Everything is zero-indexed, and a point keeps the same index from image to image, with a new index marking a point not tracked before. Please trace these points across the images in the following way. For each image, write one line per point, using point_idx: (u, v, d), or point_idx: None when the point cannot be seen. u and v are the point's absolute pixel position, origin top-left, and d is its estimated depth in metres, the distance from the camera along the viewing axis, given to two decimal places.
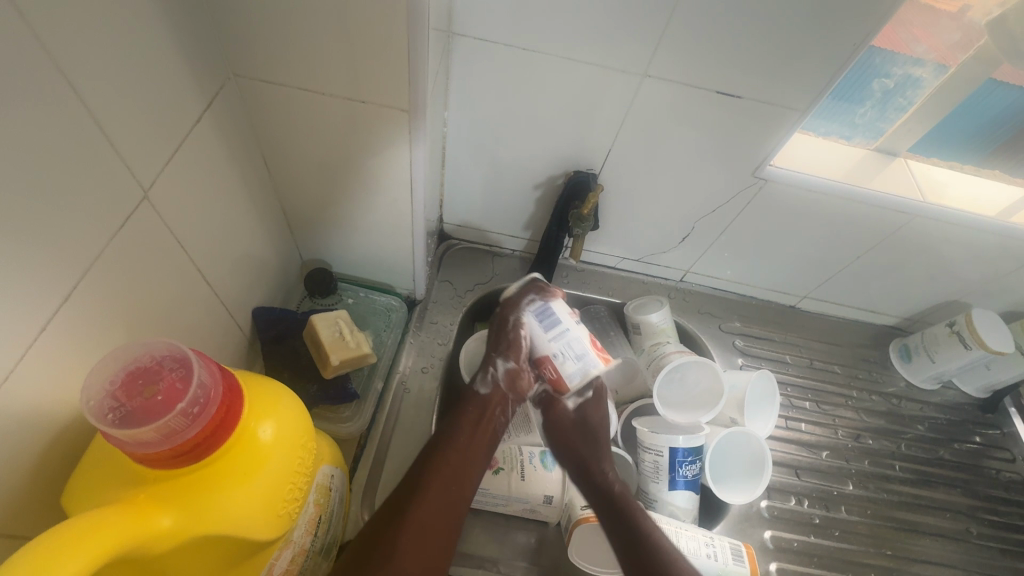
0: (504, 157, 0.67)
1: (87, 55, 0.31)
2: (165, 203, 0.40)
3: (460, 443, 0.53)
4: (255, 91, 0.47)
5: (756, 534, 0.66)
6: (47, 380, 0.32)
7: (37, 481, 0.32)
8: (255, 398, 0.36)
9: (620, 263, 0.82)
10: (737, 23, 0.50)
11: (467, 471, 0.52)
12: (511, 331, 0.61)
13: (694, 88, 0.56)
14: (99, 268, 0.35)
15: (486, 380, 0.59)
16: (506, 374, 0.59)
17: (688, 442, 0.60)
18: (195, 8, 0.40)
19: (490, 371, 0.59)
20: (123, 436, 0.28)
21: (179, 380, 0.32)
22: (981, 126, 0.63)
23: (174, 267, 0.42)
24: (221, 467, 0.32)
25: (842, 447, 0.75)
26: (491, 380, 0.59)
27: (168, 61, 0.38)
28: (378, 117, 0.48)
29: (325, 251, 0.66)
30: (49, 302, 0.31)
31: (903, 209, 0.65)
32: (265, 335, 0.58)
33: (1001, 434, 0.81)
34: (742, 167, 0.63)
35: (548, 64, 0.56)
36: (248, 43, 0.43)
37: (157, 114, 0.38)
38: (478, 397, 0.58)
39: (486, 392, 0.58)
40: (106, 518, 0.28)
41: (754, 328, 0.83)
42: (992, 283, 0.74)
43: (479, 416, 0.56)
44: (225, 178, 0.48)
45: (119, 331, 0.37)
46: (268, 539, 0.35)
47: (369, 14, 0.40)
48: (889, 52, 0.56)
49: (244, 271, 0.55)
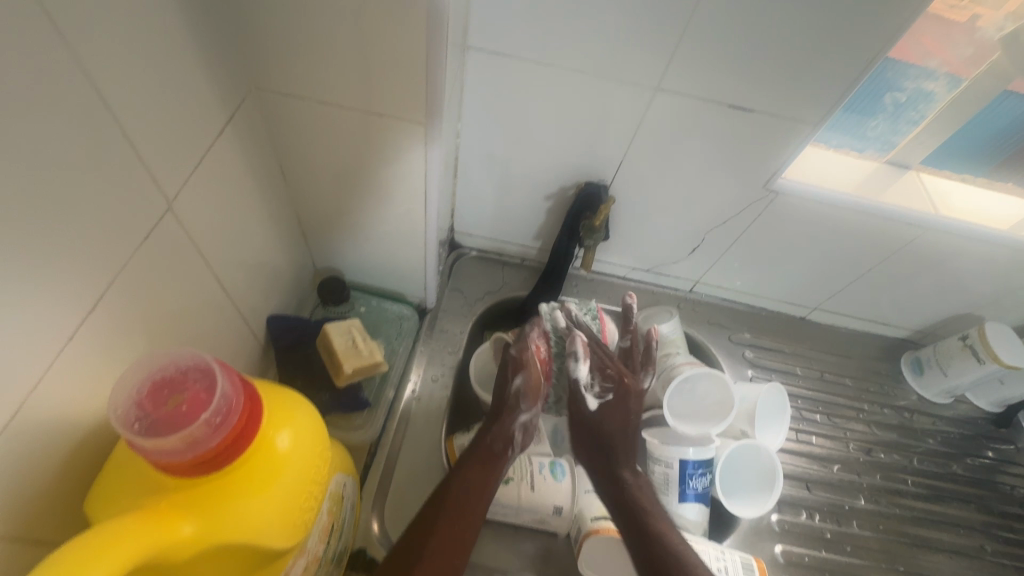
0: (516, 167, 0.68)
1: (115, 65, 0.32)
2: (187, 214, 0.41)
3: (462, 496, 0.52)
4: (274, 104, 0.48)
5: (766, 549, 0.65)
6: (74, 387, 0.33)
7: (62, 489, 0.33)
8: (273, 408, 0.36)
9: (629, 273, 0.82)
10: (749, 37, 0.51)
11: (473, 524, 0.51)
12: (528, 360, 0.62)
13: (706, 101, 0.56)
14: (124, 277, 0.35)
15: (524, 422, 0.60)
16: (528, 422, 0.61)
17: (698, 454, 0.60)
18: (219, 23, 0.41)
19: (519, 422, 0.60)
20: (149, 444, 0.29)
21: (202, 390, 0.32)
22: (994, 140, 0.63)
23: (195, 276, 0.43)
24: (242, 476, 0.33)
25: (854, 461, 0.75)
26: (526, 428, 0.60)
27: (194, 76, 0.39)
28: (394, 129, 0.49)
29: (338, 260, 0.67)
30: (77, 312, 0.32)
31: (916, 222, 0.65)
32: (278, 343, 0.59)
33: (1015, 449, 0.80)
34: (754, 179, 0.63)
35: (561, 76, 0.57)
36: (267, 57, 0.44)
37: (182, 128, 0.39)
38: (488, 446, 0.57)
39: (499, 447, 0.58)
40: (129, 527, 0.28)
41: (764, 340, 0.83)
42: (1006, 296, 0.74)
43: (486, 459, 0.56)
44: (244, 188, 0.48)
45: (141, 340, 0.38)
46: (284, 548, 0.35)
47: (388, 28, 0.41)
48: (901, 65, 0.57)
49: (260, 280, 0.55)
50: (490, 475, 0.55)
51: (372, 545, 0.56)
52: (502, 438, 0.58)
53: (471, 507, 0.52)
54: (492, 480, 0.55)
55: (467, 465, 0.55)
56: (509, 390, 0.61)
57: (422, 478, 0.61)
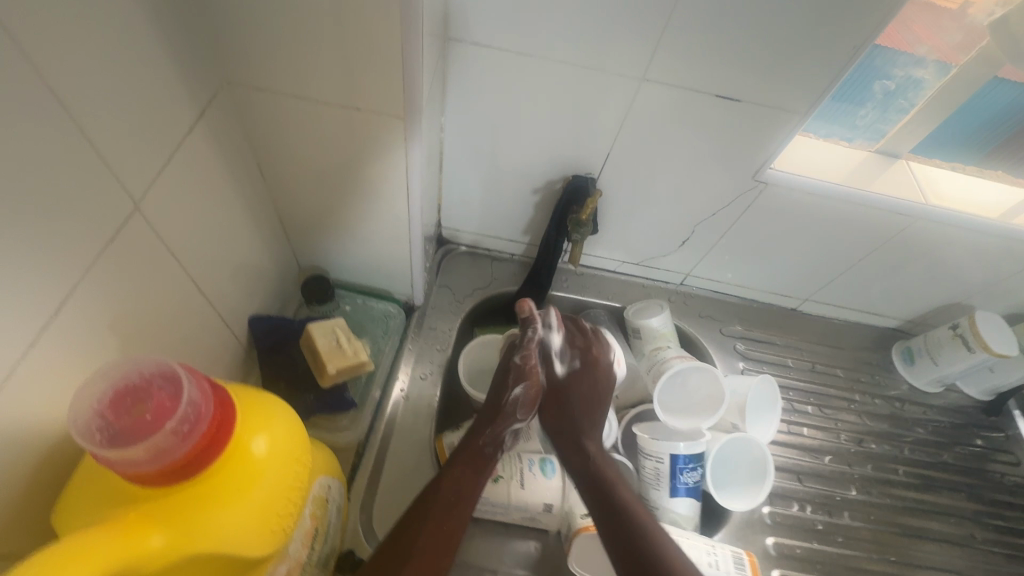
0: (503, 160, 0.66)
1: (73, 61, 0.30)
2: (157, 214, 0.40)
3: (453, 496, 0.51)
4: (248, 99, 0.47)
5: (758, 541, 0.65)
6: (37, 397, 0.31)
7: (27, 501, 0.32)
8: (248, 413, 0.35)
9: (620, 267, 0.81)
10: (736, 25, 0.50)
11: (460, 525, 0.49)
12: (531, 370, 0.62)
13: (693, 92, 0.55)
14: (90, 281, 0.34)
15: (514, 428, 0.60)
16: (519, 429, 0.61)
17: (689, 448, 0.60)
18: (188, 16, 0.40)
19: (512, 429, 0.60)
20: (113, 456, 0.28)
21: (168, 398, 0.31)
22: (985, 128, 0.62)
23: (168, 278, 0.42)
24: (216, 484, 0.32)
25: (845, 452, 0.74)
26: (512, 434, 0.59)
27: (160, 70, 0.38)
28: (374, 124, 0.47)
29: (322, 258, 0.66)
30: (38, 318, 0.31)
31: (906, 213, 0.64)
32: (261, 344, 0.58)
33: (1005, 437, 0.80)
34: (742, 170, 0.62)
35: (545, 67, 0.55)
36: (240, 50, 0.43)
37: (149, 125, 0.37)
38: (481, 450, 0.56)
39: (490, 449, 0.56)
40: (95, 540, 0.28)
41: (755, 332, 0.82)
42: (997, 285, 0.74)
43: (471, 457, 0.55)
44: (219, 186, 0.47)
45: (111, 344, 0.37)
46: (264, 556, 0.35)
47: (363, 19, 0.39)
48: (890, 52, 0.56)
49: (241, 280, 0.54)
50: (480, 475, 0.54)
51: (359, 545, 0.55)
52: (496, 441, 0.57)
53: (463, 505, 0.51)
54: (481, 479, 0.53)
55: (456, 463, 0.53)
56: (506, 397, 0.60)
57: (411, 477, 0.60)
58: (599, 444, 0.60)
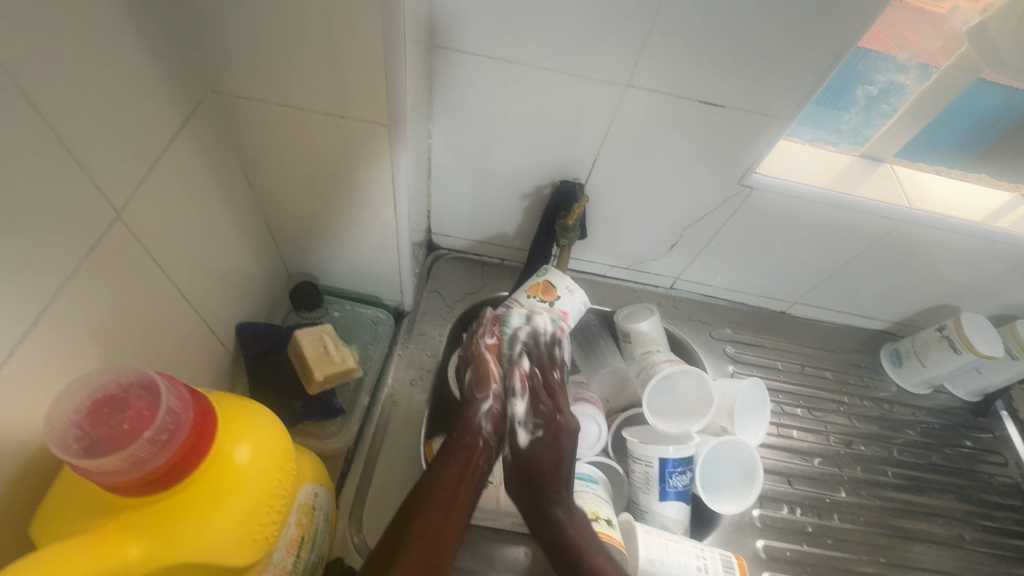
0: (491, 166, 0.67)
1: (51, 72, 0.30)
2: (139, 222, 0.40)
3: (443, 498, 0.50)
4: (233, 107, 0.47)
5: (748, 544, 0.65)
6: (16, 407, 0.31)
7: (3, 516, 0.31)
8: (230, 420, 0.35)
9: (609, 271, 0.81)
10: (717, 33, 0.50)
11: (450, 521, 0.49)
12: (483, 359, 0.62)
13: (678, 98, 0.56)
14: (70, 291, 0.34)
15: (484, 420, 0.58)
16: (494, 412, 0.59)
17: (678, 452, 0.60)
18: (170, 25, 0.40)
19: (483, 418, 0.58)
20: (88, 466, 0.28)
21: (146, 407, 0.31)
22: (968, 131, 0.63)
23: (152, 287, 0.42)
24: (195, 493, 0.32)
25: (834, 454, 0.75)
26: (490, 420, 0.58)
27: (142, 80, 0.38)
28: (358, 131, 0.48)
29: (310, 265, 0.66)
30: (16, 328, 0.31)
31: (890, 215, 0.65)
32: (249, 351, 0.58)
33: (994, 437, 0.81)
34: (728, 175, 0.63)
35: (530, 74, 0.56)
36: (223, 59, 0.43)
37: (131, 135, 0.38)
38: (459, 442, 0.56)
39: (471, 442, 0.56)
40: (70, 552, 0.27)
41: (745, 335, 0.83)
42: (983, 286, 0.74)
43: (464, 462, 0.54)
44: (204, 194, 0.47)
45: (92, 353, 0.37)
46: (245, 565, 0.34)
47: (345, 27, 0.40)
48: (874, 57, 0.56)
49: (227, 287, 0.54)
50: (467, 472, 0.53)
51: (350, 554, 0.55)
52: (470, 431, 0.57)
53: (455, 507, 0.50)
54: (467, 479, 0.53)
55: (448, 462, 0.53)
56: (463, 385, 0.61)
57: (400, 484, 0.60)
58: (569, 506, 0.55)
